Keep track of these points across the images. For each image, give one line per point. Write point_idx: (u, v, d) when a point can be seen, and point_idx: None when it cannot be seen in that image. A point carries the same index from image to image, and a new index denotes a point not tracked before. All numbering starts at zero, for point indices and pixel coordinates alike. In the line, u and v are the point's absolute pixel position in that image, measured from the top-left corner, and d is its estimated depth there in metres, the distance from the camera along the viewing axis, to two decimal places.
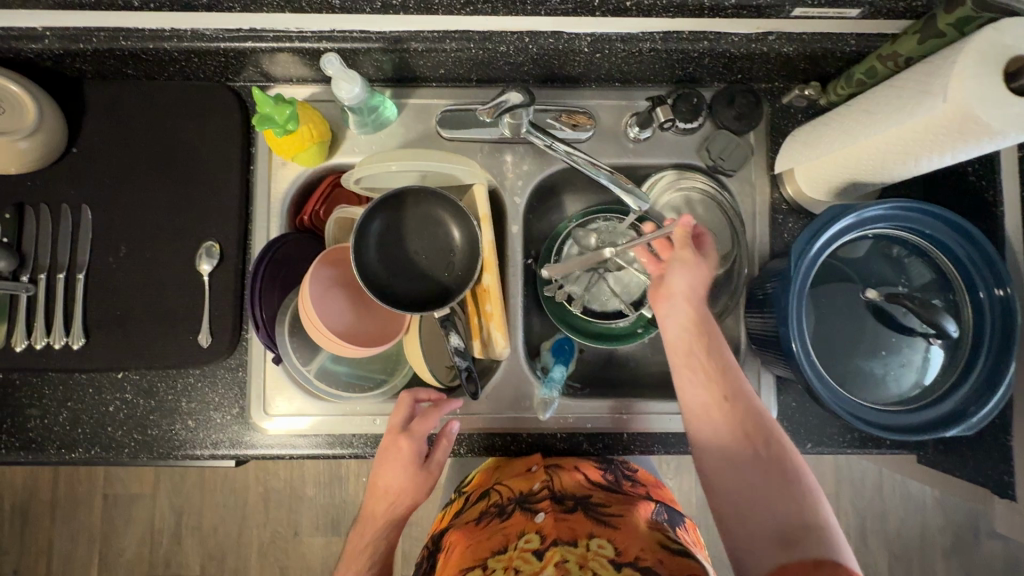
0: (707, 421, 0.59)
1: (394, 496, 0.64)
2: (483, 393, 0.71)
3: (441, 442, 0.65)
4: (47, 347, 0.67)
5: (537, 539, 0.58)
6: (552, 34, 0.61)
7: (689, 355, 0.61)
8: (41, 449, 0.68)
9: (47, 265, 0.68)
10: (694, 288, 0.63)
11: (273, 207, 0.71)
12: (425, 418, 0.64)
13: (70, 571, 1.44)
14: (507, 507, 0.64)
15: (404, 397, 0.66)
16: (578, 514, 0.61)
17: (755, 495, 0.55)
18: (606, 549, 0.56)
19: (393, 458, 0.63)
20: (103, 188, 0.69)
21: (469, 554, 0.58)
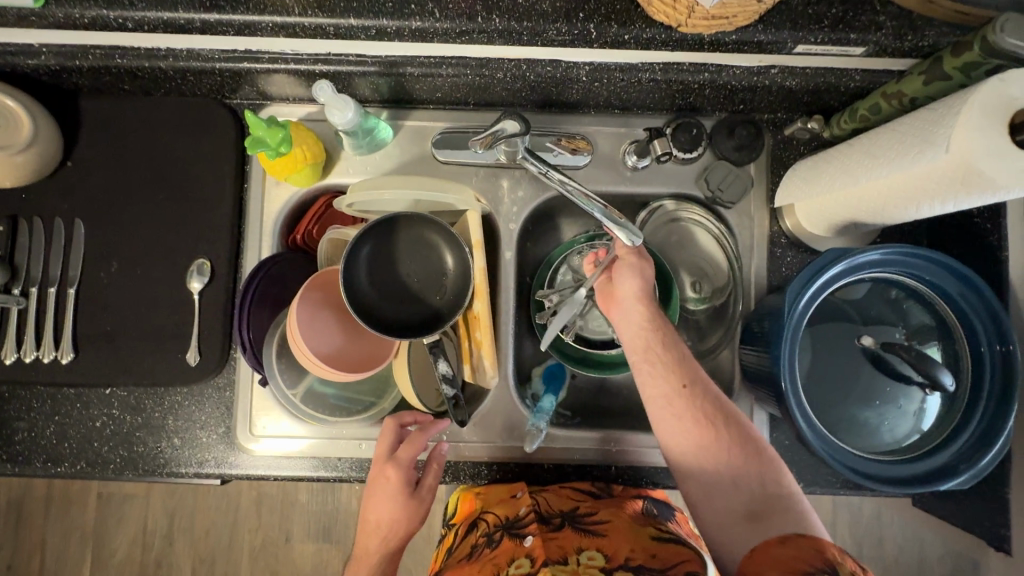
0: (668, 412, 0.57)
1: (386, 533, 0.61)
2: (471, 420, 0.70)
3: (431, 467, 0.65)
4: (37, 361, 0.67)
5: (528, 563, 0.56)
6: (550, 62, 0.61)
7: (648, 350, 0.59)
8: (29, 463, 0.68)
9: (38, 279, 0.68)
10: (642, 285, 0.61)
11: (265, 226, 0.70)
12: (410, 445, 0.63)
13: (63, 569, 1.45)
14: (495, 535, 0.62)
15: (390, 424, 0.64)
16: (564, 530, 0.62)
17: (720, 473, 0.56)
18: (596, 559, 0.57)
19: (383, 487, 0.62)
20: (97, 203, 0.69)
21: None
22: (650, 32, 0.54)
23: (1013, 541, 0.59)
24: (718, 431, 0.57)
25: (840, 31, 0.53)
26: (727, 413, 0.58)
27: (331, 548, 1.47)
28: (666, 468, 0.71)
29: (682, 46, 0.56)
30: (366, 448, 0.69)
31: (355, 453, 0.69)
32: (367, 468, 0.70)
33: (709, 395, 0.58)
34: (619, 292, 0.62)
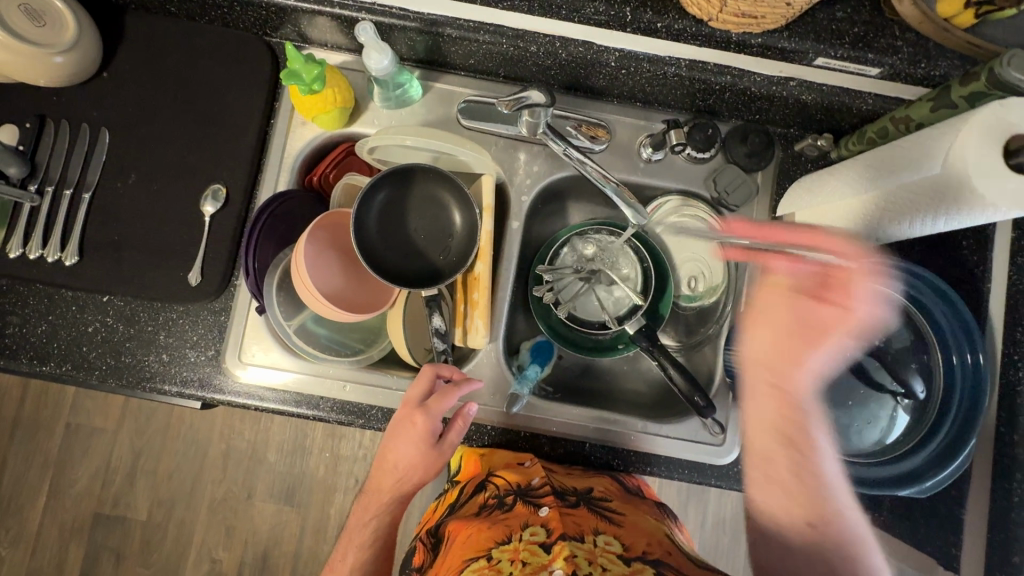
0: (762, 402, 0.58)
1: (402, 474, 0.66)
2: None
3: (457, 423, 0.66)
4: (41, 259, 0.68)
5: (543, 531, 0.58)
6: (583, 43, 0.63)
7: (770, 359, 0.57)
8: (15, 357, 0.68)
9: (55, 179, 0.70)
10: (774, 361, 0.57)
11: (285, 162, 0.72)
12: (441, 397, 0.64)
13: (19, 492, 1.43)
14: (507, 499, 0.63)
15: (426, 371, 0.66)
16: (580, 509, 0.62)
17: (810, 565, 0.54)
18: (613, 545, 0.57)
19: (407, 432, 0.64)
20: (126, 116, 0.71)
21: (474, 543, 0.58)
22: (681, 23, 0.57)
23: (963, 561, 0.62)
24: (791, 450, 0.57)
25: (859, 49, 0.56)
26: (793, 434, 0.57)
27: (291, 512, 1.46)
28: (639, 453, 0.72)
29: (710, 42, 0.59)
30: (349, 390, 0.70)
31: (337, 394, 0.70)
32: (347, 411, 0.71)
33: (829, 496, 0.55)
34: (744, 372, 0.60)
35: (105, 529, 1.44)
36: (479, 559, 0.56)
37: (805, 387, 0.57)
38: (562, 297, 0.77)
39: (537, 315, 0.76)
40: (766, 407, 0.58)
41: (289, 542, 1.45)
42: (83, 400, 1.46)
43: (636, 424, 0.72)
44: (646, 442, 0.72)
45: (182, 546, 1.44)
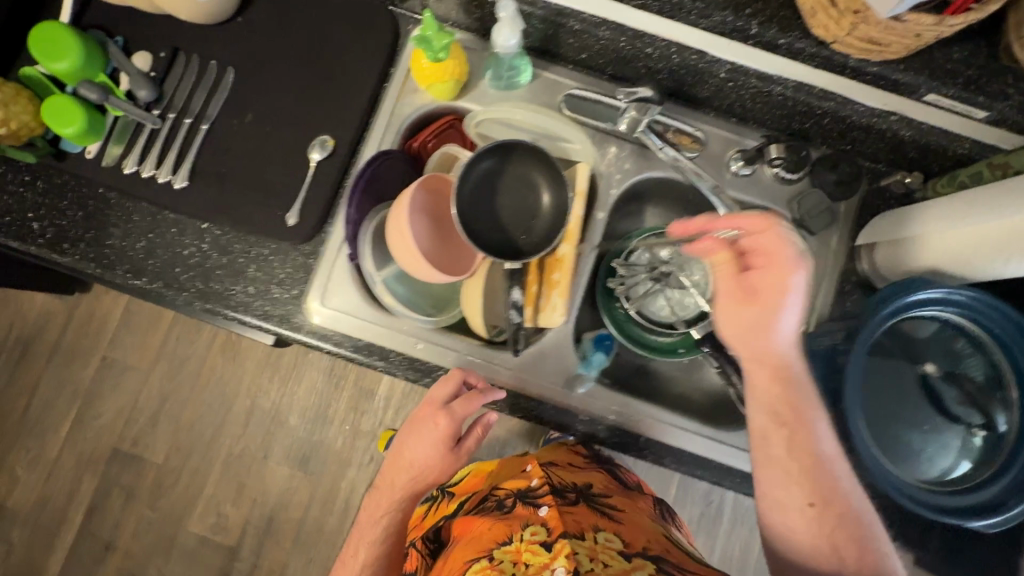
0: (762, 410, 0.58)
1: (416, 471, 0.72)
2: (523, 352, 0.73)
3: (475, 430, 0.74)
4: (153, 179, 0.72)
5: (543, 531, 0.61)
6: (697, 52, 0.67)
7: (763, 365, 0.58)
8: (112, 267, 0.72)
9: (176, 108, 0.74)
10: (755, 329, 0.58)
11: (392, 123, 0.75)
12: (464, 402, 0.68)
13: (45, 416, 1.46)
14: (508, 501, 0.70)
15: (454, 374, 0.70)
16: (578, 508, 0.68)
17: (818, 543, 0.55)
18: (612, 543, 0.62)
19: (428, 430, 0.70)
20: (251, 60, 0.75)
21: (475, 546, 0.63)
22: (802, 42, 0.59)
23: None
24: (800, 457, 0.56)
25: (972, 91, 0.59)
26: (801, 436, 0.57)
27: (303, 479, 1.47)
28: (691, 454, 0.73)
29: (825, 65, 0.62)
30: (420, 348, 0.72)
31: (408, 350, 0.72)
32: (414, 368, 0.72)
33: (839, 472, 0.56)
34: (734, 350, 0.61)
35: (119, 466, 1.45)
36: (480, 560, 0.60)
37: (785, 354, 0.58)
38: (632, 293, 0.78)
39: (603, 307, 0.79)
40: (766, 390, 0.58)
41: (296, 508, 1.45)
42: (122, 336, 1.50)
43: (692, 425, 0.73)
44: (701, 445, 0.73)
45: (190, 495, 1.44)
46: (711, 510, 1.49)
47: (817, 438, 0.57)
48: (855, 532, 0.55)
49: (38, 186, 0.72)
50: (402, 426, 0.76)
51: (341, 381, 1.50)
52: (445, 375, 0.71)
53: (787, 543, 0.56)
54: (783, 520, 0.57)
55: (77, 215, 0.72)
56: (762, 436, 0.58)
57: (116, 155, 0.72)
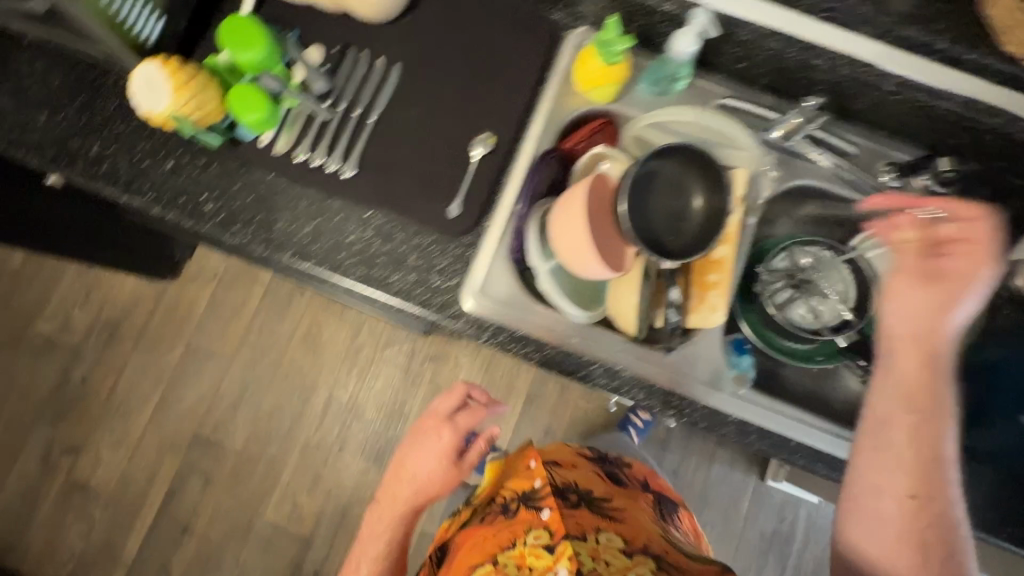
0: (897, 382, 0.61)
1: (417, 481, 0.84)
2: (677, 350, 0.74)
3: (477, 444, 0.84)
4: (323, 168, 0.75)
5: (546, 534, 0.70)
6: (868, 66, 0.68)
7: (913, 342, 0.61)
8: (280, 250, 0.75)
9: (345, 101, 0.77)
10: (926, 311, 0.61)
11: (549, 123, 0.77)
12: (468, 415, 0.83)
13: (130, 399, 1.49)
14: (512, 505, 0.77)
15: (459, 389, 0.85)
16: (580, 510, 0.76)
17: (894, 528, 0.57)
18: (614, 541, 0.71)
19: (432, 441, 0.83)
20: (417, 57, 0.78)
21: (478, 550, 0.73)
22: (991, 59, 0.63)
23: None
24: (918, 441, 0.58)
25: None
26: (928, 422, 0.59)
27: (378, 473, 1.48)
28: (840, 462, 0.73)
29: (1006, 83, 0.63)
30: (575, 341, 0.73)
31: (563, 342, 0.73)
32: (569, 361, 0.74)
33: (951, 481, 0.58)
34: (880, 326, 0.64)
35: (200, 451, 1.48)
36: (484, 564, 0.71)
37: (947, 338, 0.61)
38: (772, 298, 0.79)
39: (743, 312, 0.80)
40: (907, 369, 0.61)
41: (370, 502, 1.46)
42: (207, 323, 1.53)
43: (841, 433, 0.73)
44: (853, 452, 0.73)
45: (268, 484, 1.47)
46: (785, 527, 1.48)
47: (943, 429, 0.59)
48: (943, 533, 0.56)
49: (213, 170, 0.76)
50: (403, 440, 0.88)
51: (418, 377, 1.52)
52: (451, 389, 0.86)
53: (870, 530, 0.58)
54: (878, 503, 0.58)
55: (249, 199, 0.75)
56: (880, 421, 0.60)
57: (286, 143, 0.75)
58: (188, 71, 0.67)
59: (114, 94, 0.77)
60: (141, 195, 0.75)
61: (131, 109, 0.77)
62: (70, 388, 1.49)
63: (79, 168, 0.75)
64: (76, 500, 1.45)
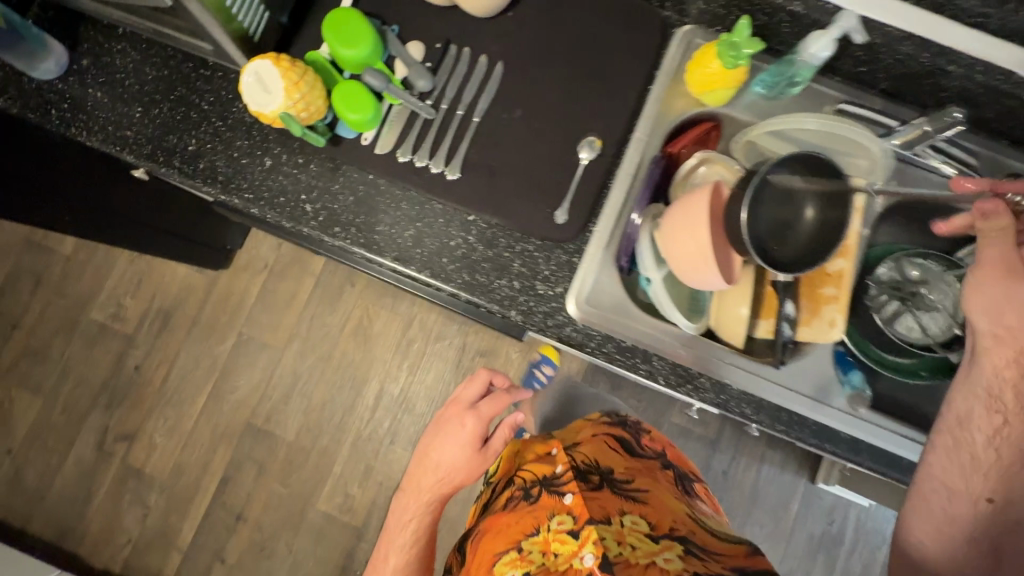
0: (981, 391, 0.58)
1: (443, 471, 0.80)
2: (787, 365, 0.72)
3: (502, 429, 0.82)
4: (425, 169, 0.73)
5: (569, 519, 0.67)
6: (1007, 73, 0.65)
7: (1003, 349, 0.57)
8: (381, 253, 0.73)
9: (448, 99, 0.74)
10: (1000, 308, 0.57)
11: (657, 126, 0.75)
12: (491, 400, 0.80)
13: (183, 388, 1.50)
14: (534, 490, 0.75)
15: (481, 374, 0.82)
16: (602, 492, 0.72)
17: (959, 524, 0.56)
18: (639, 524, 0.67)
19: (455, 430, 0.80)
20: (521, 55, 0.75)
21: (507, 537, 0.71)
22: None
23: None
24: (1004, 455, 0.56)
25: None
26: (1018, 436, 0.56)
27: None
28: None
29: None
30: (684, 353, 0.71)
31: (672, 355, 0.71)
32: (678, 374, 0.72)
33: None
34: (970, 323, 0.60)
35: (252, 440, 1.49)
36: (510, 552, 0.69)
37: None
38: (878, 312, 0.77)
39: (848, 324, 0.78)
40: (993, 368, 0.57)
41: None
42: (257, 313, 1.53)
43: None
44: None
45: (319, 475, 1.47)
46: (834, 530, 1.48)
47: None
48: None
49: (312, 169, 0.74)
50: (425, 432, 0.84)
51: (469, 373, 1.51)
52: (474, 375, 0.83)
53: (930, 538, 0.57)
54: (943, 504, 0.58)
55: (349, 201, 0.74)
56: (960, 420, 0.58)
57: (388, 143, 0.73)
58: (300, 69, 0.65)
59: (209, 89, 0.75)
60: (240, 195, 0.74)
61: (226, 105, 0.75)
62: (124, 375, 1.51)
63: (175, 166, 0.74)
64: (131, 486, 1.46)
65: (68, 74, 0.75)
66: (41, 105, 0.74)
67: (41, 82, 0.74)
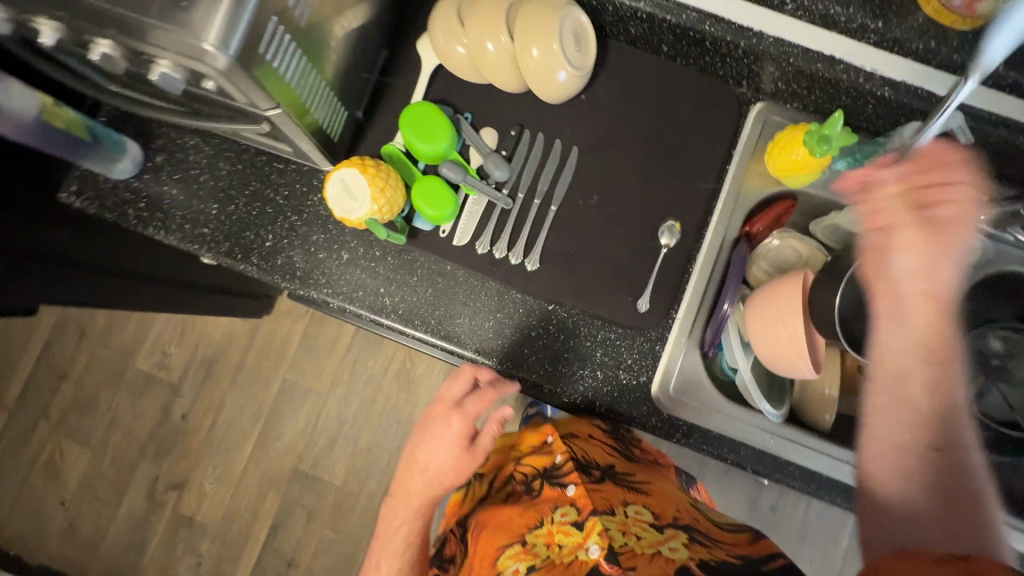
0: (899, 360, 0.48)
1: (432, 475, 0.70)
2: None
3: (489, 427, 0.71)
4: (504, 259, 0.73)
5: (574, 510, 0.66)
6: None
7: (931, 327, 0.48)
8: (462, 346, 0.73)
9: (524, 187, 0.73)
10: (929, 267, 0.48)
11: (736, 208, 0.74)
12: (477, 398, 0.68)
13: (230, 435, 1.51)
14: (536, 483, 0.75)
15: (466, 368, 0.71)
16: (605, 484, 0.72)
17: (938, 505, 0.44)
18: (643, 514, 0.67)
19: (441, 430, 0.70)
20: (595, 139, 0.75)
21: (507, 530, 0.70)
22: None
23: None
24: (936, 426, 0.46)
25: None
26: (955, 418, 0.46)
27: None
28: None
29: None
30: (773, 443, 0.70)
31: (760, 445, 0.71)
32: (766, 463, 0.72)
33: (965, 426, 0.46)
34: (873, 298, 0.51)
35: (300, 487, 1.49)
36: (513, 545, 0.68)
37: (946, 284, 0.49)
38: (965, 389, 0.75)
39: None
40: (918, 368, 0.47)
41: None
42: (300, 359, 1.53)
43: None
44: None
45: (368, 519, 1.48)
46: None
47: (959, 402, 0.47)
48: (963, 500, 0.44)
49: (390, 262, 0.73)
50: (411, 433, 0.74)
51: None
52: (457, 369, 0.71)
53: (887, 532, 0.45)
54: (891, 489, 0.46)
55: (428, 293, 0.73)
56: (896, 378, 0.48)
57: (466, 235, 0.73)
58: (383, 172, 0.66)
59: (283, 183, 0.74)
60: (319, 290, 0.74)
61: (301, 198, 0.74)
62: (171, 425, 1.52)
63: (253, 262, 0.74)
64: (183, 535, 1.48)
65: (143, 171, 0.74)
66: (117, 205, 0.74)
67: (117, 183, 0.74)
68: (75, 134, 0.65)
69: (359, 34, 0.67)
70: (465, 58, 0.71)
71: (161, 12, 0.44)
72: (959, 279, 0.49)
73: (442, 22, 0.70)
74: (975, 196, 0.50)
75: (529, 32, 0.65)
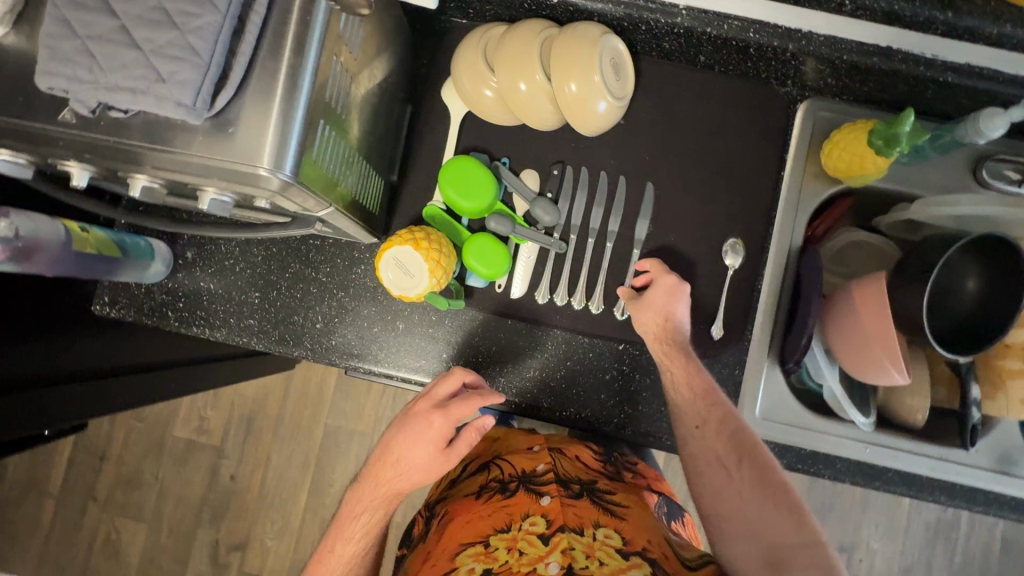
0: (696, 417, 0.62)
1: (405, 472, 0.61)
2: (980, 444, 0.69)
3: (468, 433, 0.62)
4: (566, 305, 0.70)
5: (542, 522, 0.56)
6: None
7: (686, 379, 0.63)
8: (536, 403, 0.69)
9: (577, 227, 0.70)
10: (659, 318, 0.65)
11: (801, 214, 0.69)
12: (464, 401, 0.61)
13: (282, 490, 1.49)
14: (510, 484, 0.63)
15: (457, 371, 0.64)
16: (583, 500, 0.60)
17: (764, 513, 0.57)
18: (612, 539, 0.55)
19: (420, 429, 0.61)
20: (641, 164, 0.71)
21: (470, 528, 0.59)
22: None
23: None
24: (749, 470, 0.59)
25: None
26: (751, 450, 0.60)
27: None
28: None
29: None
30: (870, 453, 0.68)
31: (857, 456, 0.68)
32: (864, 473, 0.70)
33: (749, 441, 0.60)
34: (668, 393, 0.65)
35: None
36: (475, 545, 0.57)
37: (677, 326, 0.65)
38: None
39: None
40: (683, 392, 0.63)
41: None
42: (339, 403, 1.50)
43: None
44: None
45: None
46: None
47: (750, 440, 0.60)
48: (791, 541, 0.56)
49: (447, 325, 0.70)
50: (392, 421, 0.65)
51: None
52: (447, 372, 0.65)
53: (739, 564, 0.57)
54: (737, 550, 0.57)
55: (490, 351, 0.70)
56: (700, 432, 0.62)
57: (524, 285, 0.70)
58: (436, 243, 0.62)
59: (323, 259, 0.71)
60: (377, 364, 0.70)
61: (344, 273, 0.71)
62: (221, 487, 1.50)
63: (306, 347, 0.70)
64: None
65: (176, 270, 0.70)
66: (155, 309, 0.71)
67: (151, 286, 0.71)
68: (107, 254, 0.62)
69: (385, 97, 0.63)
70: (495, 100, 0.66)
71: (206, 142, 0.40)
72: (688, 317, 0.66)
73: (468, 65, 0.65)
74: (662, 263, 0.67)
75: (566, 68, 0.60)
